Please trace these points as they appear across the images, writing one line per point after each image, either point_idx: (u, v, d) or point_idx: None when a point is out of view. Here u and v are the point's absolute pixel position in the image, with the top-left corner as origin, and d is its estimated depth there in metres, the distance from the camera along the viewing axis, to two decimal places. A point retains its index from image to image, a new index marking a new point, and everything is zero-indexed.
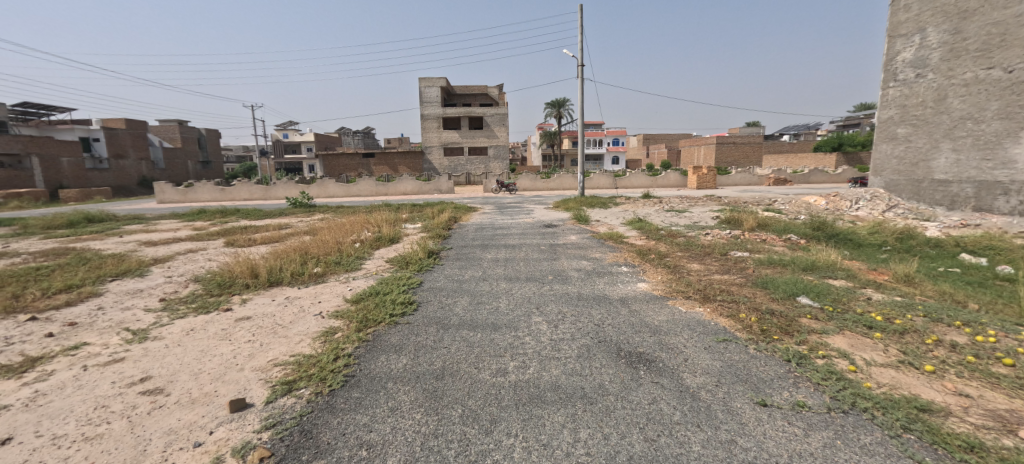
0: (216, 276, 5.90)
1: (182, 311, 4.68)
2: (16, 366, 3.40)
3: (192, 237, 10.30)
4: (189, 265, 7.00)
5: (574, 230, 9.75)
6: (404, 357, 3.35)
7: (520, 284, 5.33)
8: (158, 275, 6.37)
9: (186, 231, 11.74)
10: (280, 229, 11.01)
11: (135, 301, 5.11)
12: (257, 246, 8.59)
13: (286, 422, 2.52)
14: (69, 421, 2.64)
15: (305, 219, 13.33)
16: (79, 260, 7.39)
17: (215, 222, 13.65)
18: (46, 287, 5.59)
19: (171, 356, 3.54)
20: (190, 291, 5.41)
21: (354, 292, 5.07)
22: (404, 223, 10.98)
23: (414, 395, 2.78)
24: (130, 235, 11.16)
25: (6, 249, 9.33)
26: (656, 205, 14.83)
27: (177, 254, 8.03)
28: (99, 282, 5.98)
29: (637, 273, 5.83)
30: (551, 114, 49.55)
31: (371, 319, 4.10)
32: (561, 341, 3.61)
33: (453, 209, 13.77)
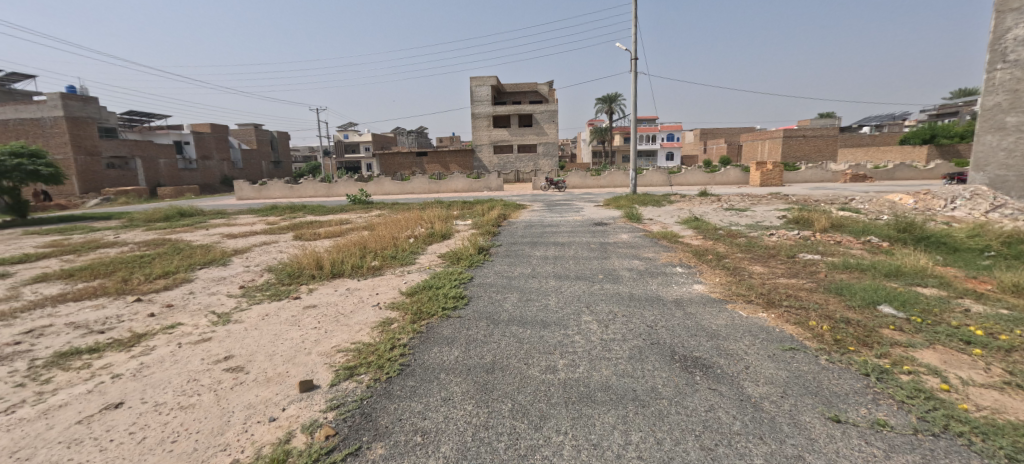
0: (286, 267, 6.41)
1: (258, 297, 5.15)
2: (126, 341, 3.92)
3: (265, 231, 11.25)
4: (263, 256, 7.66)
5: (624, 229, 9.51)
6: (456, 349, 3.45)
7: (569, 283, 5.28)
8: (238, 265, 7.03)
9: (260, 225, 12.84)
10: (341, 224, 11.74)
11: (219, 287, 5.69)
12: (321, 240, 9.21)
13: (349, 404, 2.70)
14: (167, 391, 3.00)
15: (363, 215, 14.08)
16: (174, 250, 8.36)
17: (285, 217, 14.78)
18: (148, 274, 6.37)
19: (249, 338, 3.91)
20: (265, 280, 5.93)
21: (409, 286, 5.29)
22: (455, 219, 11.28)
23: (465, 387, 2.86)
24: (213, 229, 12.39)
25: (116, 240, 10.72)
26: (714, 203, 14.06)
27: (254, 246, 8.84)
28: (190, 270, 6.73)
29: (693, 274, 5.57)
30: (602, 110, 48.51)
31: (424, 311, 4.26)
32: (612, 342, 3.54)
33: (502, 207, 13.94)
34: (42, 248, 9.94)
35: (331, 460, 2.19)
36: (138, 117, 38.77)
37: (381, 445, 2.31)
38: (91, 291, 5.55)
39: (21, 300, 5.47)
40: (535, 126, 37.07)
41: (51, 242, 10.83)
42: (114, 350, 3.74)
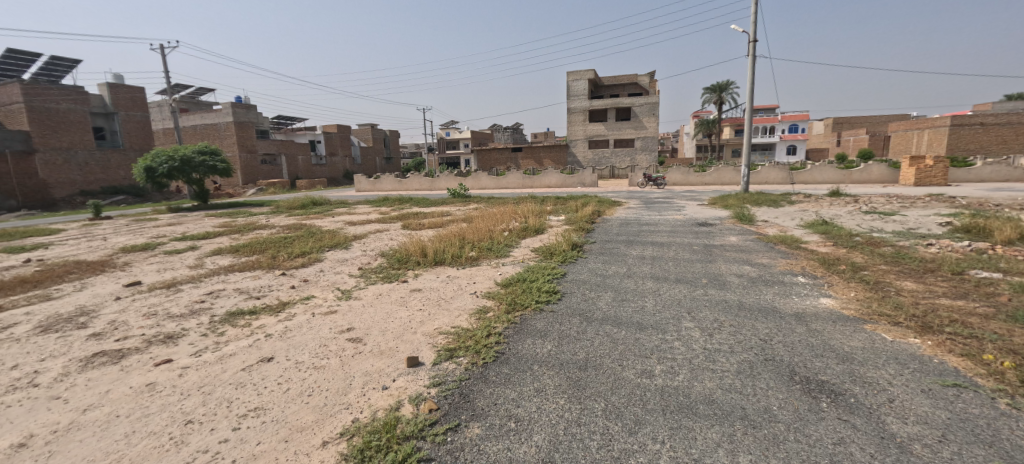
0: (396, 253, 7.09)
1: (373, 278, 5.78)
2: (275, 307, 4.72)
3: (379, 220, 12.56)
4: (377, 242, 8.57)
5: (733, 231, 8.61)
6: (549, 343, 3.48)
7: (668, 285, 4.98)
8: (357, 249, 7.97)
9: (374, 215, 14.34)
10: (442, 215, 12.57)
11: (342, 268, 6.52)
12: (425, 230, 9.97)
13: (449, 383, 2.90)
14: (305, 351, 3.55)
15: (462, 208, 14.90)
16: (308, 234, 9.77)
17: (395, 208, 16.29)
18: (290, 253, 7.56)
19: (366, 313, 4.43)
20: (379, 264, 6.64)
21: (504, 277, 5.48)
22: (549, 215, 11.34)
23: (557, 380, 2.88)
24: (338, 216, 14.18)
25: (267, 223, 12.88)
26: (849, 205, 12.02)
27: (370, 233, 9.95)
28: (321, 251, 7.83)
29: (820, 286, 4.83)
30: (710, 100, 44.48)
31: (519, 303, 4.38)
32: (717, 353, 3.25)
33: (597, 203, 13.60)
34: (218, 227, 12.39)
35: (433, 432, 2.38)
36: (284, 121, 45.89)
37: (477, 425, 2.44)
38: (250, 264, 6.77)
39: (205, 268, 6.88)
40: (633, 120, 35.43)
41: (223, 223, 13.42)
42: (267, 314, 4.53)
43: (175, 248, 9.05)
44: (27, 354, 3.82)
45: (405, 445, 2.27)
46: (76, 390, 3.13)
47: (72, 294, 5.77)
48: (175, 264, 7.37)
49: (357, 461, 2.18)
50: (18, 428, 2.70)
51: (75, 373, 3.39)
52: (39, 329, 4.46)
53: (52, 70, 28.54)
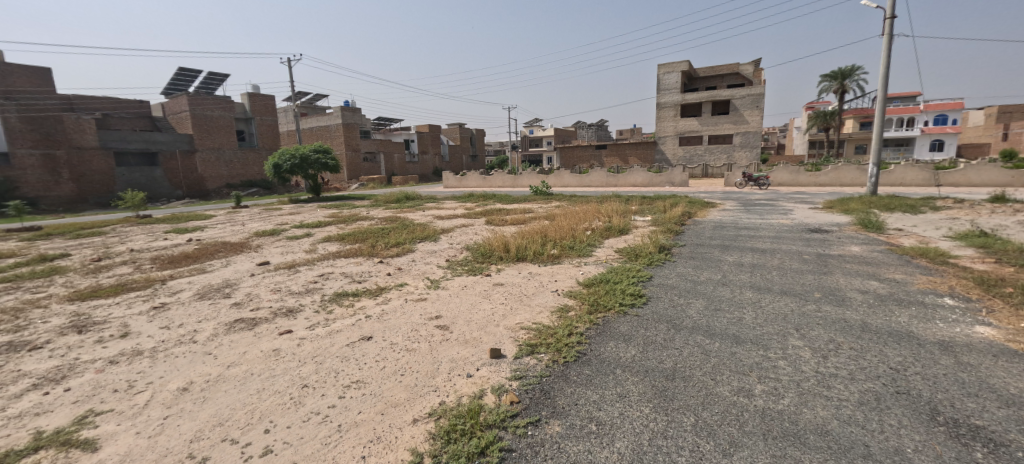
0: (480, 247, 7.36)
1: (459, 270, 6.08)
2: (374, 291, 5.20)
3: (464, 215, 13.13)
4: (463, 236, 8.99)
5: (854, 240, 7.45)
6: (633, 348, 3.35)
7: (772, 297, 4.47)
8: (445, 241, 8.43)
9: (460, 210, 15.03)
10: (525, 212, 12.75)
11: (432, 259, 6.96)
12: (508, 226, 10.20)
13: (530, 378, 2.93)
14: (399, 334, 3.85)
15: (544, 205, 14.97)
16: (402, 226, 10.58)
17: (479, 204, 16.90)
18: (387, 242, 8.27)
19: (452, 302, 4.67)
20: (464, 257, 6.96)
21: (586, 277, 5.39)
22: (634, 215, 10.90)
23: (642, 388, 2.75)
24: (427, 210, 15.12)
25: (367, 215, 14.21)
26: (1021, 213, 9.68)
27: (456, 227, 10.46)
28: (413, 242, 8.45)
29: (975, 312, 3.97)
30: (829, 89, 38.92)
31: (602, 304, 4.28)
32: (833, 378, 2.84)
33: (688, 204, 12.71)
34: (328, 217, 13.98)
35: (515, 423, 2.43)
36: (383, 121, 50.10)
37: (557, 423, 2.43)
38: (353, 252, 7.54)
39: (317, 253, 7.82)
40: (732, 113, 32.41)
41: (332, 214, 15.10)
42: (367, 296, 5.02)
43: (294, 235, 10.42)
44: (189, 315, 4.69)
45: (488, 433, 2.35)
46: (223, 348, 3.77)
47: (219, 269, 6.95)
48: (295, 248, 8.48)
49: (443, 442, 2.30)
50: (183, 374, 3.33)
51: (222, 334, 4.08)
52: (196, 296, 5.45)
53: (210, 84, 34.51)
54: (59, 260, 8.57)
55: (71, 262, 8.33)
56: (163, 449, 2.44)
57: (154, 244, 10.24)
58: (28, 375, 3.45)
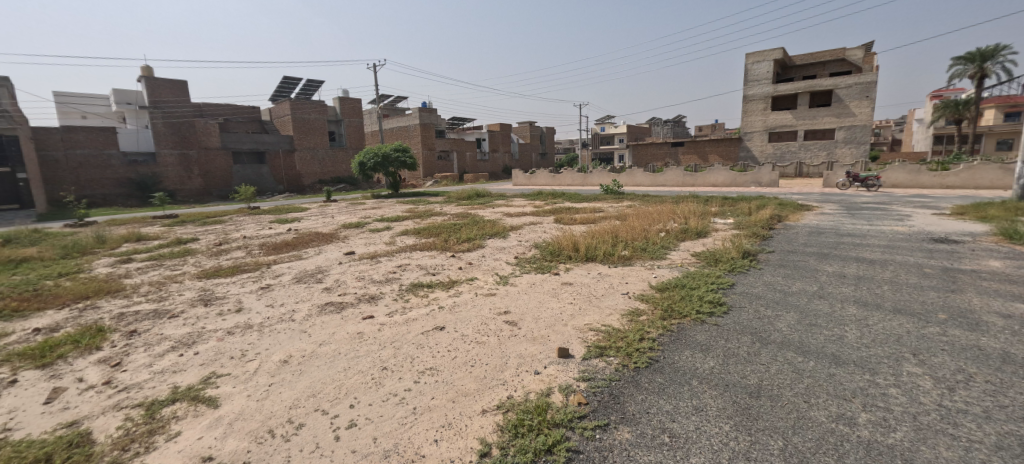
0: (549, 245, 7.35)
1: (527, 267, 6.14)
2: (447, 283, 5.44)
3: (533, 213, 13.20)
4: (532, 234, 9.05)
5: (993, 253, 6.25)
6: (711, 359, 3.13)
7: (882, 315, 3.90)
8: (514, 239, 8.56)
9: (529, 208, 15.15)
10: (594, 212, 12.50)
11: (501, 255, 7.10)
12: (577, 225, 10.07)
13: (598, 381, 2.88)
14: (469, 326, 4.00)
15: (615, 205, 14.55)
16: (473, 222, 10.93)
17: (548, 203, 16.88)
18: (458, 238, 8.60)
19: (520, 299, 4.73)
20: (532, 254, 7.01)
21: (659, 280, 5.15)
22: (713, 216, 10.19)
23: (722, 403, 2.57)
24: (497, 208, 15.44)
25: (441, 211, 14.89)
26: None
27: (525, 224, 10.55)
28: (483, 238, 8.69)
29: None
30: (964, 74, 32.98)
31: (677, 310, 4.06)
32: (963, 415, 2.41)
33: (777, 206, 11.57)
34: (405, 212, 14.88)
35: (583, 425, 2.40)
36: (457, 121, 52.01)
37: (627, 430, 2.36)
38: (428, 245, 7.94)
39: (396, 245, 8.37)
40: (835, 105, 28.81)
41: (409, 209, 16.04)
42: (441, 288, 5.26)
43: (376, 227, 11.23)
44: (288, 296, 5.27)
45: (555, 432, 2.35)
46: (316, 327, 4.19)
47: (313, 257, 7.72)
48: (376, 240, 9.14)
49: (510, 435, 2.35)
50: (284, 348, 3.77)
51: (314, 315, 4.54)
52: (293, 279, 6.11)
53: (308, 90, 38.36)
54: (190, 244, 10.11)
55: (199, 245, 9.78)
56: (269, 411, 2.79)
57: (261, 232, 11.65)
58: (168, 338, 4.13)
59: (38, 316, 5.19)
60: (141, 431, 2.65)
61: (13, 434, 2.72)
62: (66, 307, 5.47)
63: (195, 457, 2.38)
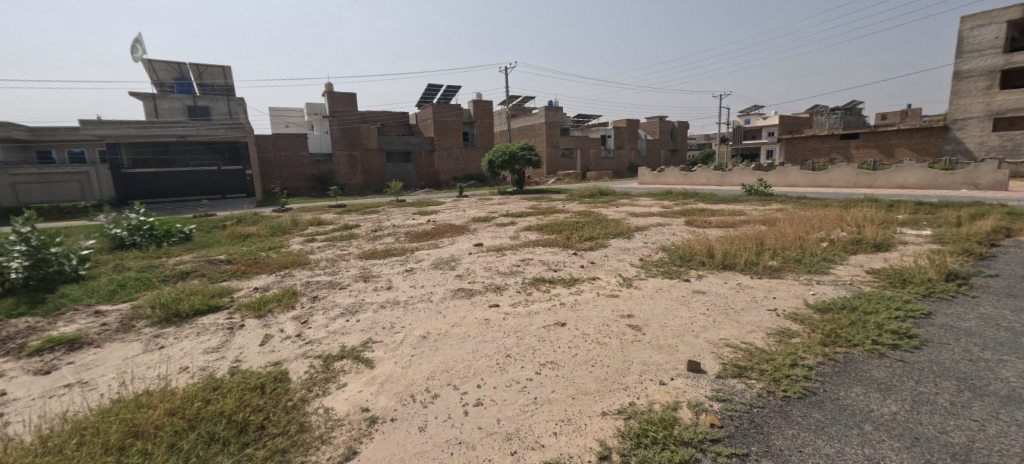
0: (679, 249, 6.81)
1: (654, 271, 5.80)
2: (568, 281, 5.47)
3: (661, 213, 12.35)
4: (659, 236, 8.48)
5: None
6: (894, 404, 2.52)
7: None
8: (639, 240, 8.15)
9: (656, 208, 14.27)
10: (734, 215, 11.13)
11: (625, 256, 6.85)
12: (713, 229, 9.08)
13: (736, 404, 2.57)
14: (590, 325, 3.96)
15: (761, 208, 12.74)
16: (596, 221, 10.73)
17: (678, 203, 15.61)
18: (581, 236, 8.55)
19: (645, 304, 4.50)
20: (659, 258, 6.57)
21: (819, 299, 4.34)
22: (900, 225, 8.16)
23: (908, 459, 2.06)
24: (621, 207, 14.85)
25: (563, 208, 14.97)
26: None
27: (652, 225, 9.96)
28: (606, 237, 8.48)
29: None
30: None
31: (843, 336, 3.38)
32: None
33: (1008, 216, 8.68)
34: (529, 209, 15.36)
35: (716, 449, 2.18)
36: (582, 118, 51.54)
37: None
38: (550, 242, 8.10)
39: (520, 240, 8.72)
40: None
41: (532, 205, 16.50)
42: (561, 285, 5.32)
43: (502, 222, 11.85)
44: (427, 280, 5.94)
45: (682, 450, 2.18)
46: (449, 309, 4.64)
47: (447, 246, 8.52)
48: (502, 234, 9.67)
49: (632, 443, 2.26)
50: (423, 325, 4.24)
51: (448, 298, 5.03)
52: (432, 265, 6.85)
53: (448, 95, 42.31)
54: (354, 230, 12.11)
55: (360, 231, 11.64)
56: (411, 378, 3.19)
57: (406, 222, 13.30)
58: (338, 306, 5.04)
59: (256, 278, 6.82)
60: (320, 377, 3.28)
61: (241, 364, 3.64)
62: (273, 273, 7.08)
63: (356, 406, 2.86)
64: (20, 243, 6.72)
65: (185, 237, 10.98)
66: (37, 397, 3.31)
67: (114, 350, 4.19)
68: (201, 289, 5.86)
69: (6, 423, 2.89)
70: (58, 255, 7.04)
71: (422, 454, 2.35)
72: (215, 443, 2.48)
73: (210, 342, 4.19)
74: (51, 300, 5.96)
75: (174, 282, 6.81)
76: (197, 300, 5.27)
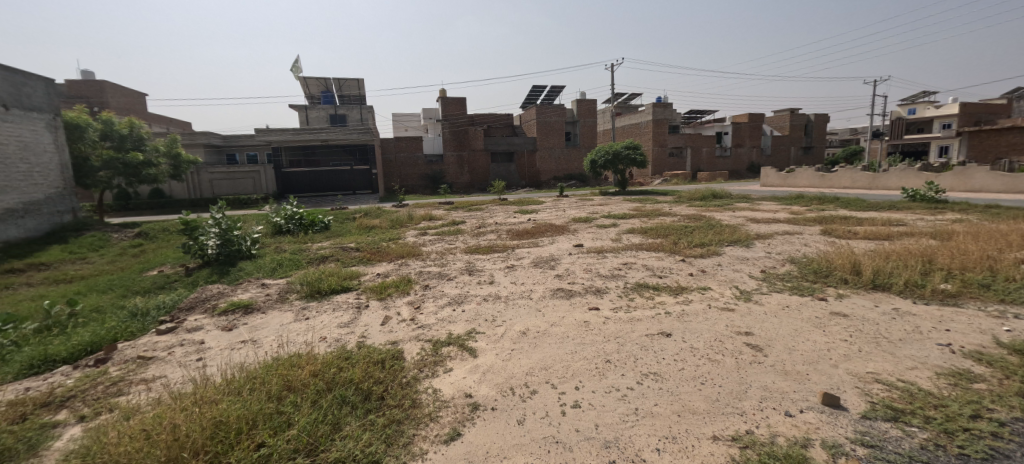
0: (813, 262, 5.89)
1: (779, 285, 5.12)
2: (675, 289, 5.12)
3: (788, 220, 10.82)
4: (786, 246, 7.45)
5: None
6: None
7: None
8: (760, 249, 7.26)
9: (782, 214, 12.53)
10: (890, 225, 9.24)
11: (743, 266, 6.15)
12: (859, 241, 7.67)
13: (890, 455, 2.15)
14: (700, 339, 3.65)
15: (930, 217, 10.35)
16: (708, 226, 9.85)
17: (812, 209, 13.51)
18: (690, 241, 7.93)
19: (767, 322, 3.99)
20: (787, 271, 5.77)
21: (1019, 338, 3.37)
22: None
23: None
24: (739, 211, 13.38)
25: (670, 211, 14.03)
26: None
27: (777, 234, 8.78)
28: (720, 244, 7.73)
29: None
30: None
31: None
32: None
33: None
34: (632, 210, 14.73)
35: None
36: (695, 114, 47.61)
37: None
38: (655, 246, 7.67)
39: (622, 243, 8.42)
40: None
41: (635, 207, 15.78)
42: (667, 293, 5.00)
43: (603, 223, 11.58)
44: (527, 277, 6.08)
45: None
46: (549, 308, 4.69)
47: (547, 245, 8.62)
48: (603, 236, 9.44)
49: None
50: (523, 321, 4.35)
51: (548, 297, 5.08)
52: (532, 263, 6.99)
53: (552, 96, 42.65)
54: (460, 225, 12.92)
55: (466, 227, 12.40)
56: (510, 372, 3.30)
57: (508, 220, 13.79)
58: (446, 295, 5.45)
59: (378, 265, 7.71)
60: (430, 360, 3.58)
61: (366, 339, 4.16)
62: (392, 262, 7.93)
63: (461, 391, 3.05)
64: (214, 226, 8.57)
65: (324, 226, 12.87)
66: (223, 347, 4.20)
67: (275, 316, 5.11)
68: (337, 272, 6.81)
69: (205, 366, 3.73)
70: (238, 236, 8.80)
71: (520, 447, 2.41)
72: (346, 405, 2.87)
73: (342, 318, 4.86)
74: (232, 273, 7.50)
75: (316, 264, 8.06)
76: (334, 281, 6.16)
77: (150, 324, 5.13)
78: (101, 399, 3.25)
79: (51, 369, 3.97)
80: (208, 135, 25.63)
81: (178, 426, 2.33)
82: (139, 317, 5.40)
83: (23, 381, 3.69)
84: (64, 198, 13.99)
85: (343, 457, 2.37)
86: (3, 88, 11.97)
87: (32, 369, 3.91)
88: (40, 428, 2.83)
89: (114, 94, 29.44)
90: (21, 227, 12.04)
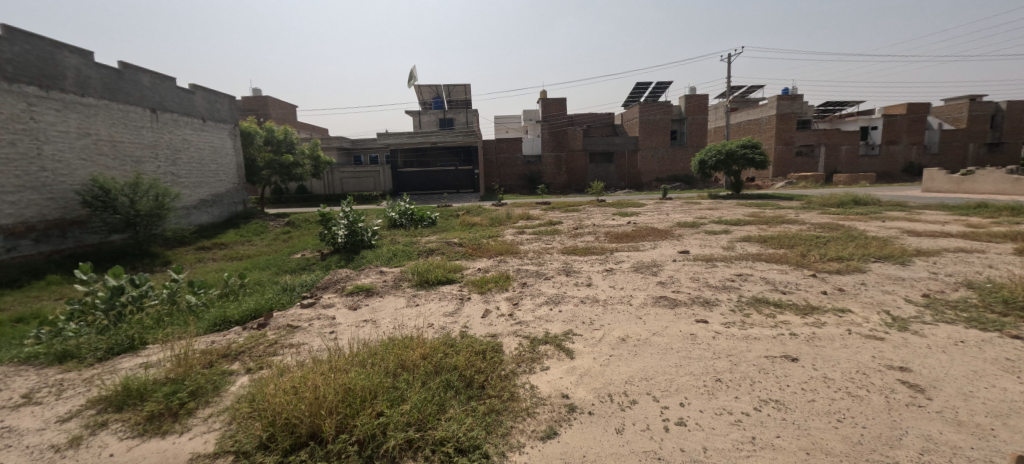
0: (1002, 289, 4.66)
1: (949, 315, 4.14)
2: (803, 308, 4.46)
3: (963, 234, 8.71)
4: (960, 267, 5.98)
5: None
6: None
7: None
8: (922, 269, 5.95)
9: (954, 225, 10.11)
10: None
11: (895, 288, 5.11)
12: None
13: None
14: (836, 369, 3.14)
15: None
16: (848, 237, 8.37)
17: (1000, 221, 10.70)
18: (823, 254, 6.86)
19: (933, 358, 3.27)
20: (961, 298, 4.64)
21: None
22: None
23: None
24: (892, 221, 11.15)
25: (796, 218, 12.31)
26: None
27: (945, 250, 7.12)
28: (863, 260, 6.53)
29: None
30: None
31: None
32: None
33: None
34: (749, 216, 13.24)
35: None
36: (833, 107, 40.99)
37: None
38: (777, 257, 6.80)
39: (735, 252, 7.62)
40: None
41: (752, 213, 14.17)
42: (793, 312, 4.38)
43: (713, 229, 10.61)
44: (626, 282, 5.85)
45: None
46: (650, 316, 4.45)
47: (649, 250, 8.17)
48: (713, 243, 8.66)
49: None
50: (622, 328, 4.20)
51: (649, 305, 4.83)
52: (632, 268, 6.71)
53: (657, 93, 40.36)
54: (557, 226, 12.91)
55: (562, 228, 12.38)
56: (609, 378, 3.21)
57: (606, 222, 13.42)
58: (543, 294, 5.51)
59: (479, 261, 8.12)
60: (528, 356, 3.67)
61: (468, 329, 4.42)
62: (491, 258, 8.30)
63: (558, 391, 3.07)
64: (344, 218, 9.87)
65: (432, 222, 13.96)
66: (350, 324, 4.81)
67: (390, 300, 5.72)
68: (442, 265, 7.31)
69: (336, 338, 4.32)
70: (362, 228, 9.97)
71: (618, 457, 2.34)
72: (450, 389, 3.09)
73: (446, 307, 5.23)
74: (357, 260, 8.57)
75: (425, 256, 8.81)
76: (439, 273, 6.66)
77: (296, 298, 6.12)
78: (262, 356, 3.96)
79: (228, 328, 4.98)
80: (341, 139, 29.51)
81: (317, 386, 2.73)
82: (288, 291, 6.47)
83: (210, 335, 4.69)
84: (238, 191, 17.38)
85: (448, 437, 2.55)
86: (201, 105, 15.19)
87: (216, 327, 4.93)
88: (221, 374, 3.56)
89: (275, 106, 35.54)
90: (210, 214, 15.24)
